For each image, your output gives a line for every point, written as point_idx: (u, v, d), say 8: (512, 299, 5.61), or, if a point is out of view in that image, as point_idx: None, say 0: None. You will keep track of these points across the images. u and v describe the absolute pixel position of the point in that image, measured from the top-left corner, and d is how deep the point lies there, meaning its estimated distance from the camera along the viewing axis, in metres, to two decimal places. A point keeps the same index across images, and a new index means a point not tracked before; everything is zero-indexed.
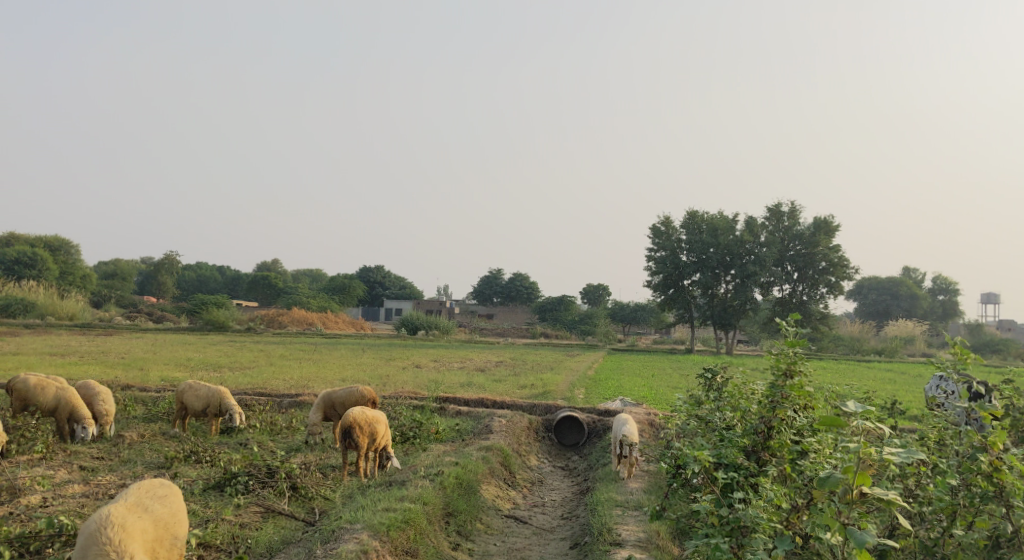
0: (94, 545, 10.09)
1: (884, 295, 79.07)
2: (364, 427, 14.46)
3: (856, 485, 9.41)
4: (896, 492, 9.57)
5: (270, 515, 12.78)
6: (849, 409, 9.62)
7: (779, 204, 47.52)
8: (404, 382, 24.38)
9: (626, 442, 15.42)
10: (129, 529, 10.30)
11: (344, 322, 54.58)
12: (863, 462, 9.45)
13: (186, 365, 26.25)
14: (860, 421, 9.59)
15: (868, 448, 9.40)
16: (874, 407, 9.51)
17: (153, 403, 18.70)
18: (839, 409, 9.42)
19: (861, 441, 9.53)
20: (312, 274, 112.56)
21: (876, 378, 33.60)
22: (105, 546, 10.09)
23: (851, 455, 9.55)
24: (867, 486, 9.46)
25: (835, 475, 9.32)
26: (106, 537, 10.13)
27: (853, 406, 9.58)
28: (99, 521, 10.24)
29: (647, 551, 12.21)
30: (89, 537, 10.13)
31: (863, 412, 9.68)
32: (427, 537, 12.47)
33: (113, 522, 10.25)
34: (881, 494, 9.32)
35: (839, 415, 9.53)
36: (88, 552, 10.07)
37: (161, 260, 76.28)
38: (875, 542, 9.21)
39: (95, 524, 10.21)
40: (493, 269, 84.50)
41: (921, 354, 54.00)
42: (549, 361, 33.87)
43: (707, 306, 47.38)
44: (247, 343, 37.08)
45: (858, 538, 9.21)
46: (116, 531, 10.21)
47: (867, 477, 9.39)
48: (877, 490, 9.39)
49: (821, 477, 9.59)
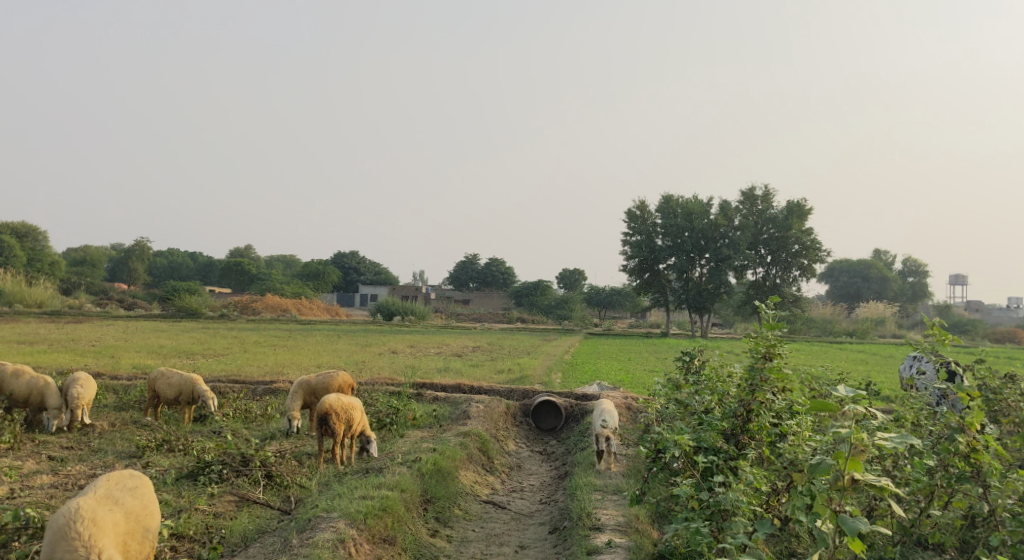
0: (63, 540, 9.89)
1: (856, 277, 79.50)
2: (341, 414, 14.28)
3: (847, 471, 9.24)
4: (887, 479, 9.45)
5: (244, 504, 12.58)
6: (839, 394, 9.46)
7: (753, 188, 47.53)
8: (380, 368, 24.18)
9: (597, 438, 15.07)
10: (101, 523, 10.10)
11: (319, 308, 54.20)
12: (854, 448, 9.28)
13: (158, 353, 25.91)
14: (851, 405, 9.45)
15: (858, 434, 9.23)
16: (865, 392, 9.34)
17: (124, 392, 18.40)
18: (829, 394, 9.27)
19: (851, 425, 9.38)
20: (287, 260, 111.67)
21: (849, 360, 33.76)
22: (74, 541, 9.90)
23: (841, 440, 9.39)
24: (859, 473, 9.32)
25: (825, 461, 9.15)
26: (76, 532, 9.94)
27: (844, 390, 9.41)
28: (68, 514, 10.03)
29: (627, 535, 12.14)
30: (59, 531, 9.93)
31: (854, 397, 9.53)
32: (405, 525, 12.33)
33: (84, 516, 10.05)
34: (873, 480, 9.17)
35: (828, 400, 9.36)
36: (58, 546, 9.87)
37: (131, 247, 75.34)
38: (867, 531, 9.06)
39: (64, 518, 10.00)
40: (469, 254, 84.16)
41: (893, 335, 54.26)
42: (525, 346, 33.79)
43: (682, 290, 47.45)
44: (221, 329, 36.70)
45: (851, 527, 9.07)
46: (86, 525, 10.02)
47: (859, 464, 9.23)
48: (868, 476, 9.24)
49: (812, 463, 9.43)
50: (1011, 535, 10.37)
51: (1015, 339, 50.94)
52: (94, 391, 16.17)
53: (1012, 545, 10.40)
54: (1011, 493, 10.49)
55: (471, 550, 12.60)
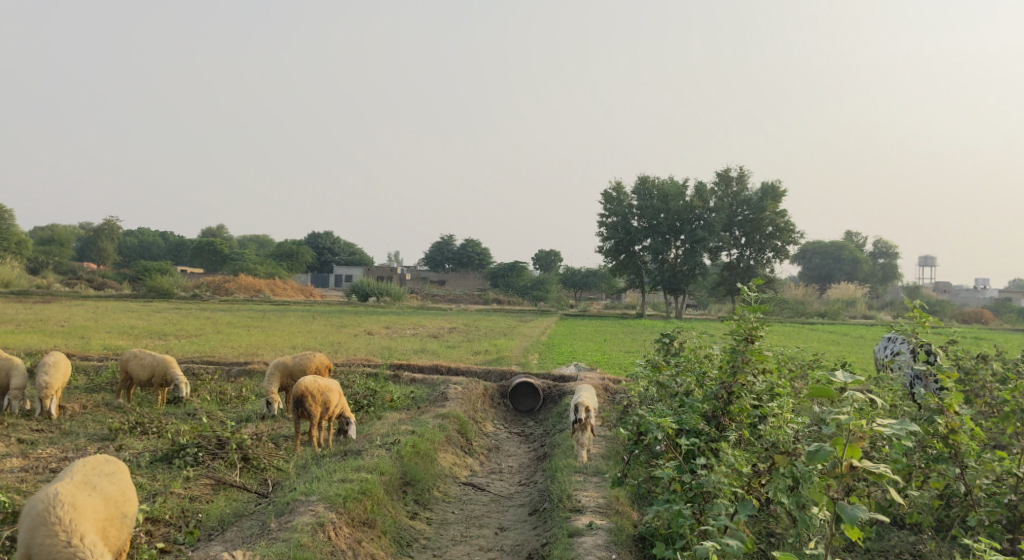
0: (42, 525, 9.71)
1: (827, 258, 79.97)
2: (316, 396, 14.09)
3: (845, 458, 9.11)
4: (885, 466, 9.32)
5: (220, 487, 12.38)
6: (838, 379, 9.35)
7: (728, 169, 47.60)
8: (356, 349, 23.97)
9: (576, 406, 14.77)
10: (80, 507, 9.91)
11: (293, 289, 53.80)
12: (853, 435, 9.13)
13: (130, 334, 25.53)
14: (851, 391, 9.27)
15: (857, 421, 9.06)
16: (865, 377, 9.18)
17: (95, 373, 18.09)
18: (831, 379, 9.12)
19: (851, 410, 9.22)
20: (259, 241, 110.81)
21: (821, 341, 33.96)
22: (54, 527, 9.71)
23: (839, 427, 9.22)
24: (856, 460, 9.15)
25: (825, 448, 8.96)
26: (56, 517, 9.76)
27: (843, 375, 9.29)
28: (46, 501, 9.83)
29: (607, 517, 12.05)
30: (37, 517, 9.74)
31: (853, 383, 9.38)
32: (384, 508, 12.19)
33: (63, 501, 9.86)
34: (872, 467, 9.03)
35: (828, 386, 9.25)
36: (36, 533, 9.68)
37: (101, 226, 74.31)
38: (866, 517, 8.86)
39: (43, 504, 9.80)
40: (444, 235, 83.81)
41: (863, 316, 54.60)
42: (501, 327, 33.69)
43: (657, 272, 47.53)
44: (193, 310, 36.28)
45: (850, 514, 8.86)
46: (67, 510, 9.84)
47: (857, 450, 9.08)
48: (866, 462, 9.10)
49: (809, 450, 9.20)
50: (987, 515, 10.44)
51: (982, 320, 51.43)
52: (66, 376, 15.49)
53: (989, 525, 10.45)
54: (988, 473, 10.53)
55: (452, 533, 12.50)
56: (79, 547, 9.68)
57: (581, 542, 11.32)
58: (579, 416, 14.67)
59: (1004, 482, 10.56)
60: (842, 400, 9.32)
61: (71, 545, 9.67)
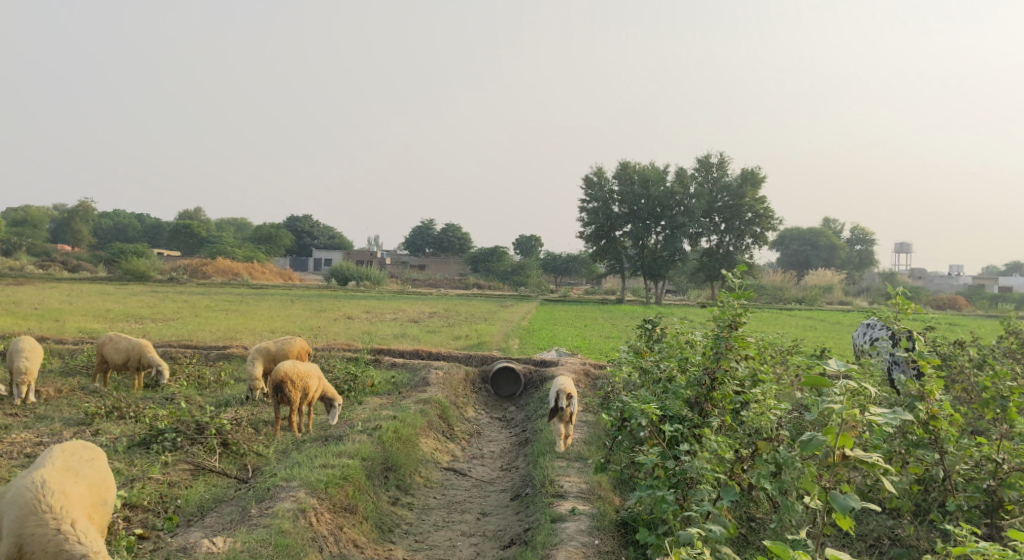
0: (32, 512, 9.57)
1: (805, 245, 80.28)
2: (296, 382, 13.97)
3: (837, 447, 8.89)
4: (877, 454, 9.15)
5: (200, 473, 12.24)
6: (830, 367, 9.16)
7: (708, 155, 47.57)
8: (335, 334, 23.81)
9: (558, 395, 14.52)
10: (69, 494, 9.81)
11: (272, 272, 53.42)
12: (846, 424, 8.94)
13: (105, 317, 25.22)
14: (845, 380, 9.07)
15: (851, 410, 8.86)
16: (857, 365, 9.00)
17: (70, 356, 17.86)
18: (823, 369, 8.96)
19: (843, 399, 9.03)
20: (237, 224, 109.98)
21: (799, 326, 34.09)
22: (44, 514, 9.59)
23: (831, 416, 9.02)
24: (849, 449, 8.97)
25: (818, 438, 8.78)
26: (46, 505, 9.63)
27: (835, 363, 9.11)
28: (34, 488, 9.68)
29: (590, 502, 12.00)
30: (24, 506, 9.59)
31: (844, 370, 9.21)
32: (366, 493, 12.10)
33: (50, 489, 9.73)
34: (864, 456, 8.86)
35: (821, 375, 9.12)
36: (26, 521, 9.54)
37: (75, 208, 73.41)
38: (859, 506, 8.64)
39: (31, 493, 9.65)
40: (424, 219, 83.46)
41: (840, 302, 54.90)
42: (482, 312, 33.57)
43: (637, 257, 47.61)
44: (170, 293, 35.90)
45: (842, 503, 8.62)
46: (56, 497, 9.72)
47: (850, 439, 8.86)
48: (858, 451, 8.92)
49: (801, 440, 9.00)
50: (966, 500, 10.40)
51: (956, 307, 51.88)
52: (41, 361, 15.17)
53: (968, 511, 10.46)
54: (967, 458, 10.49)
55: (434, 518, 12.43)
56: (71, 534, 9.58)
57: (564, 527, 11.25)
58: (561, 404, 14.46)
59: (983, 467, 10.52)
60: (834, 389, 9.14)
61: (63, 532, 9.56)
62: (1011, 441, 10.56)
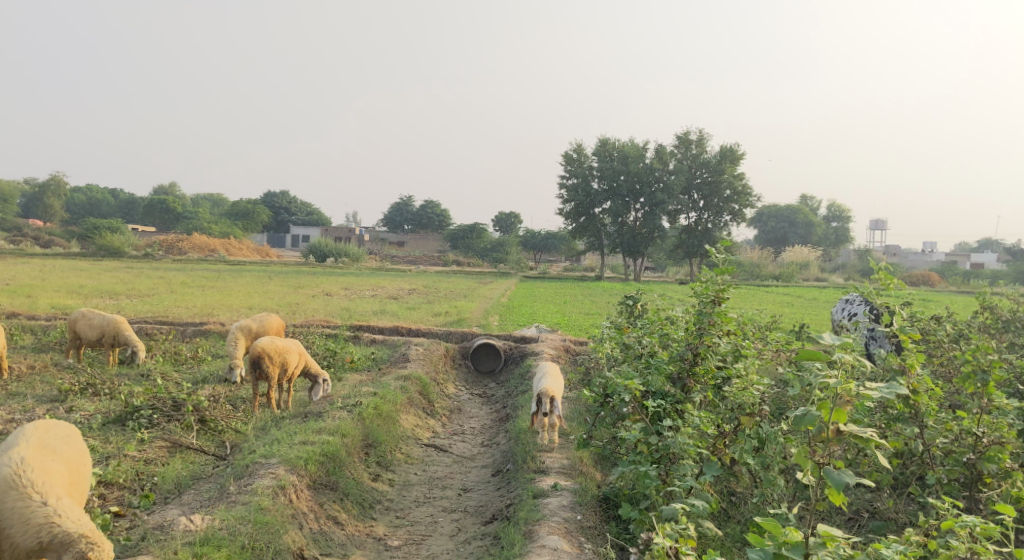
0: (11, 489, 9.40)
1: (782, 222, 80.32)
2: (274, 358, 13.78)
3: (831, 423, 8.66)
4: (871, 429, 8.92)
5: (177, 450, 12.07)
6: (825, 341, 8.87)
7: (688, 132, 47.34)
8: (314, 310, 23.61)
9: (540, 397, 13.20)
10: (46, 472, 9.65)
11: (249, 248, 53.01)
12: (838, 398, 8.71)
13: (79, 292, 24.86)
14: (840, 355, 8.76)
15: (846, 384, 8.65)
16: (852, 338, 8.71)
17: (43, 332, 17.58)
18: (818, 341, 8.65)
19: (839, 374, 8.79)
20: (213, 199, 108.95)
21: (776, 303, 34.10)
22: (25, 490, 9.43)
23: (826, 391, 8.78)
24: (843, 424, 8.72)
25: (812, 413, 8.54)
26: (26, 480, 9.47)
27: (830, 337, 8.81)
28: (13, 464, 9.51)
29: (572, 478, 11.93)
30: (4, 482, 9.41)
31: (840, 344, 8.95)
32: (346, 470, 12.00)
33: (29, 466, 9.57)
34: (860, 432, 8.63)
35: (816, 348, 8.79)
36: (6, 497, 9.36)
37: (46, 182, 72.44)
38: (853, 482, 8.48)
39: (9, 470, 9.47)
40: (402, 196, 82.95)
41: (816, 279, 55.12)
42: (462, 288, 33.41)
43: (616, 234, 47.54)
44: (145, 269, 35.49)
45: (836, 480, 8.47)
46: (35, 474, 9.56)
47: (845, 414, 8.64)
48: (853, 427, 8.68)
49: (794, 414, 8.76)
50: (946, 474, 10.38)
51: (929, 283, 52.24)
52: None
53: (948, 484, 10.46)
54: (946, 432, 10.44)
55: (414, 495, 12.32)
56: (55, 508, 9.45)
57: (546, 503, 11.16)
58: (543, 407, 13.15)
59: (962, 440, 10.41)
60: (829, 362, 8.89)
61: (46, 507, 9.43)
62: (989, 416, 10.51)
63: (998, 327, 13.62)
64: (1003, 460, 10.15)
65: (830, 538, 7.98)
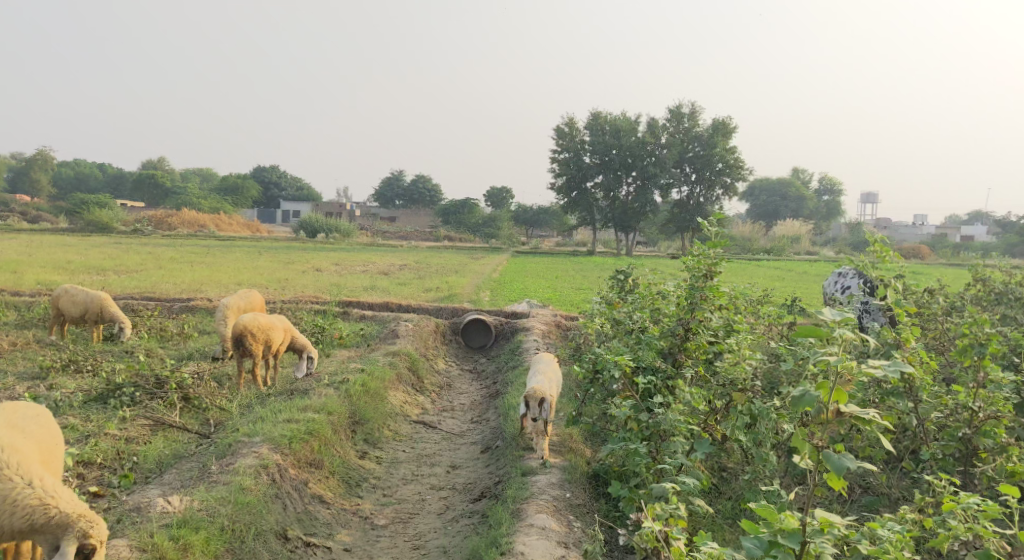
0: None
1: (774, 196, 80.00)
2: (258, 335, 13.58)
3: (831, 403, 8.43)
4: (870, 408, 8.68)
5: (159, 428, 11.90)
6: (825, 318, 8.57)
7: (681, 104, 46.88)
8: (303, 287, 23.35)
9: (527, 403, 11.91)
10: (20, 450, 9.46)
11: (239, 223, 52.74)
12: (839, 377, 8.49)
13: (65, 268, 24.59)
14: (841, 331, 8.48)
15: (846, 363, 8.39)
16: (854, 314, 8.43)
17: (27, 308, 17.34)
18: (818, 318, 8.36)
19: (838, 351, 8.52)
20: (204, 175, 108.44)
21: (767, 277, 33.87)
22: (5, 472, 9.23)
23: (825, 370, 8.52)
24: (842, 405, 8.50)
25: (811, 393, 8.29)
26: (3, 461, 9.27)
27: (830, 313, 8.52)
28: None
29: (561, 454, 11.79)
30: None
31: (840, 319, 8.66)
32: (333, 448, 11.87)
33: (4, 445, 9.36)
34: (861, 412, 8.40)
35: (815, 324, 8.53)
36: None
37: (34, 156, 71.95)
38: (853, 466, 8.29)
39: None
40: (394, 171, 82.45)
41: (808, 253, 54.94)
42: (452, 264, 33.17)
43: (608, 209, 47.43)
44: (133, 245, 35.20)
45: (837, 464, 8.26)
46: (11, 454, 9.36)
47: (845, 394, 8.42)
48: (853, 408, 8.46)
49: (792, 394, 8.51)
50: (941, 449, 10.26)
51: (919, 256, 52.22)
52: None
53: (941, 460, 10.35)
54: (941, 407, 10.34)
55: (403, 472, 12.20)
56: (38, 487, 9.28)
57: (535, 481, 11.03)
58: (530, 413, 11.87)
59: (958, 415, 10.29)
60: (828, 340, 8.61)
61: (29, 486, 9.24)
62: (985, 390, 10.34)
63: (990, 299, 13.47)
64: (998, 435, 10.00)
65: (827, 524, 7.82)
